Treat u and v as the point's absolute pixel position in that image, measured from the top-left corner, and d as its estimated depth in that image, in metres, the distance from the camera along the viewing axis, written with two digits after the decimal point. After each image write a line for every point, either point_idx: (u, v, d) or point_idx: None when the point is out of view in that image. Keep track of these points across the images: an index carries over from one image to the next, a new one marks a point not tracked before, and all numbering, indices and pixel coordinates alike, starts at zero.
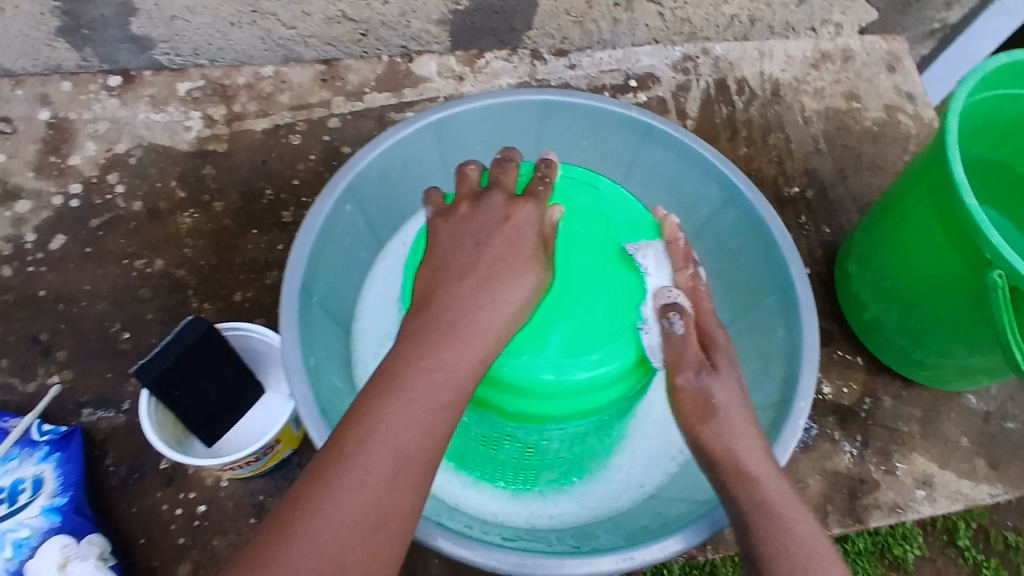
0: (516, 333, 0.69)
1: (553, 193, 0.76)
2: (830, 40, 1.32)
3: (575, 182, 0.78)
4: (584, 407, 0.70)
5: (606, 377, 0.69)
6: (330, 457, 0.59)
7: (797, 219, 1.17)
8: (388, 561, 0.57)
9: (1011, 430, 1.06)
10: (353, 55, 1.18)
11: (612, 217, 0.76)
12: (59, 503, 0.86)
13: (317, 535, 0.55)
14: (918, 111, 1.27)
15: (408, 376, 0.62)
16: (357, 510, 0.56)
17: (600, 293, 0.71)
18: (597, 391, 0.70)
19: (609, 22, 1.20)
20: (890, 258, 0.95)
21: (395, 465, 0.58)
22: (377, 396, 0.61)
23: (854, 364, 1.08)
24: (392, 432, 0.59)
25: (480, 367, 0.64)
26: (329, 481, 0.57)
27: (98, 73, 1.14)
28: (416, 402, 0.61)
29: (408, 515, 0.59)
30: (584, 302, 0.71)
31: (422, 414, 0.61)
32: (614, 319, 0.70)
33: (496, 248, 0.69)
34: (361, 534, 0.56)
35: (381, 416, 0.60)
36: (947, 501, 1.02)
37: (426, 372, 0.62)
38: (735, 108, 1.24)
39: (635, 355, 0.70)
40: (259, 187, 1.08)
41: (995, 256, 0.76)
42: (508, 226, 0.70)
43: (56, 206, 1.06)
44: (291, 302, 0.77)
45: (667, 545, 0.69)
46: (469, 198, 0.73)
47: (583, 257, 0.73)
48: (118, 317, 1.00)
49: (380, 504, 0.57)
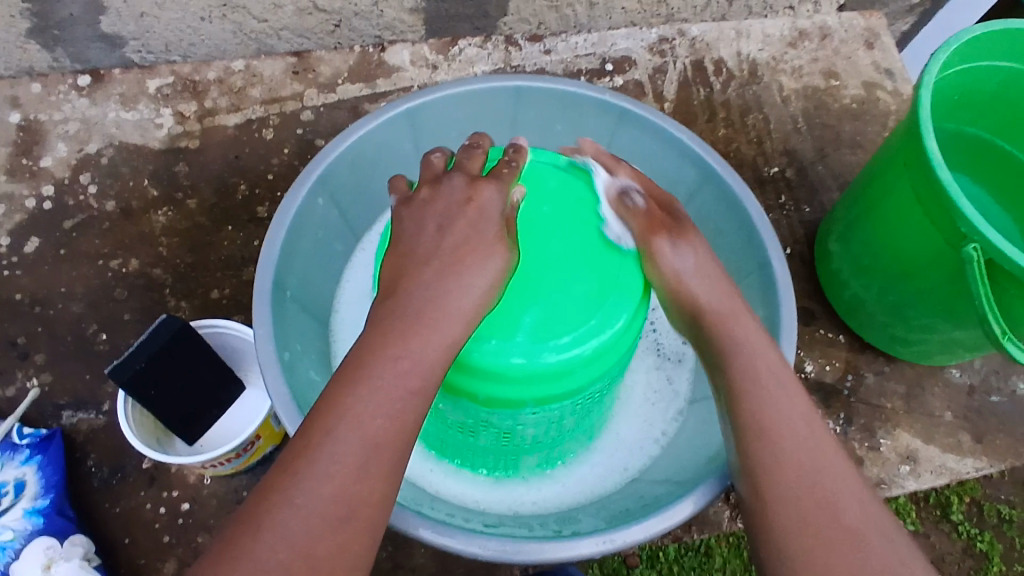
0: (488, 319, 0.68)
1: (523, 179, 0.75)
2: (807, 18, 1.31)
3: (546, 167, 0.77)
4: (559, 392, 0.70)
5: (581, 360, 0.69)
6: (298, 449, 0.58)
7: (777, 199, 1.16)
8: (359, 551, 0.57)
9: (995, 404, 1.06)
10: (326, 46, 1.16)
11: (585, 204, 0.75)
12: (41, 505, 0.86)
13: (286, 527, 0.55)
14: (897, 88, 1.26)
15: (376, 364, 0.61)
16: (326, 500, 0.56)
17: (571, 276, 0.70)
18: (572, 375, 0.69)
19: (583, 6, 1.19)
20: (869, 234, 0.95)
21: (363, 454, 0.58)
22: (344, 385, 0.60)
23: (837, 342, 1.08)
24: (360, 420, 0.59)
25: (449, 354, 0.63)
26: (297, 473, 0.57)
27: (67, 72, 1.13)
28: (384, 390, 0.60)
29: (379, 505, 0.58)
30: (555, 287, 0.70)
31: (391, 402, 0.60)
32: (588, 302, 0.70)
33: (459, 232, 0.68)
34: (331, 524, 0.56)
35: (349, 405, 0.59)
36: (933, 476, 1.02)
37: (394, 360, 0.61)
38: (713, 89, 1.23)
39: (609, 338, 0.70)
40: (234, 183, 1.07)
41: (970, 229, 0.76)
42: (471, 208, 0.70)
43: (29, 209, 1.05)
44: (263, 297, 0.77)
45: (648, 525, 0.69)
46: (433, 184, 0.72)
47: (554, 242, 0.72)
48: (94, 318, 0.99)
49: (349, 494, 0.57)
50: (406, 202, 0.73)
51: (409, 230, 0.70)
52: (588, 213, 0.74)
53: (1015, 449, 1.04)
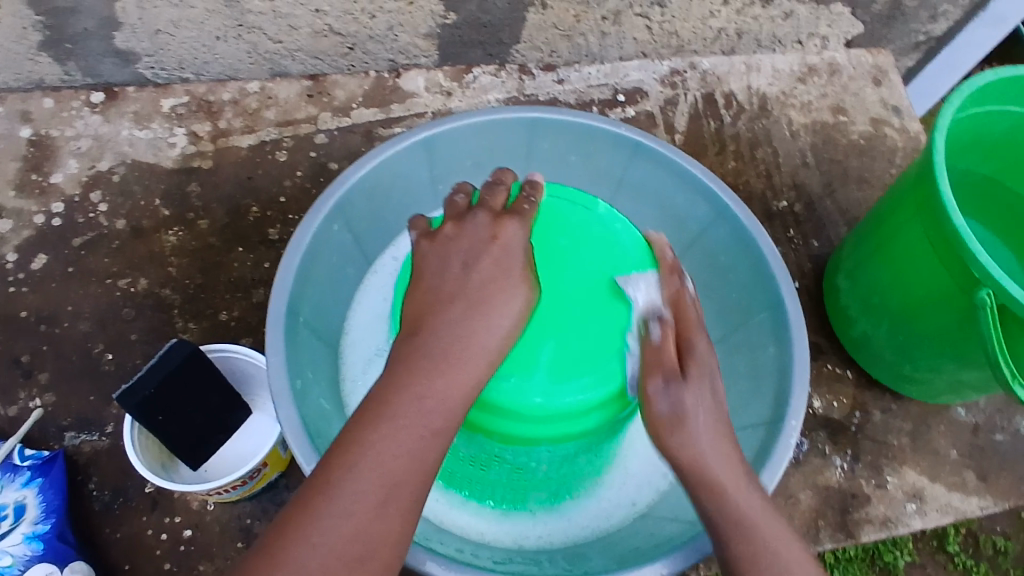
0: (506, 356, 0.68)
1: (538, 216, 0.75)
2: (816, 53, 1.32)
3: (558, 204, 0.76)
4: (575, 431, 0.69)
5: (599, 399, 0.68)
6: (317, 486, 0.57)
7: (786, 232, 1.17)
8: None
9: (1000, 443, 1.06)
10: (341, 69, 1.17)
11: (602, 239, 0.74)
12: (41, 530, 0.84)
13: (303, 565, 0.54)
14: (904, 125, 1.27)
15: (398, 399, 0.61)
16: (344, 538, 0.56)
17: (588, 313, 0.70)
18: (588, 414, 0.69)
19: (596, 36, 1.20)
20: (879, 273, 0.95)
21: (381, 493, 0.57)
22: (365, 422, 0.60)
23: (844, 378, 1.08)
24: (379, 457, 0.58)
25: (469, 391, 0.63)
26: (314, 511, 0.56)
27: (81, 88, 1.13)
28: (405, 427, 0.60)
29: (397, 543, 0.58)
30: (571, 324, 0.69)
31: (411, 440, 0.60)
32: (606, 343, 0.69)
33: (490, 267, 0.68)
34: (348, 564, 0.55)
35: (369, 442, 0.59)
36: (938, 516, 1.02)
37: (415, 397, 0.61)
38: (723, 122, 1.24)
39: (627, 378, 0.69)
40: (245, 205, 1.07)
41: (982, 274, 0.77)
42: (496, 246, 0.69)
43: (38, 225, 1.04)
44: (277, 325, 0.76)
45: (661, 565, 0.69)
46: (459, 219, 0.72)
47: (569, 277, 0.71)
48: (101, 338, 0.99)
49: (367, 533, 0.56)
50: (424, 235, 0.73)
51: (427, 261, 0.70)
52: (602, 251, 0.73)
53: (1019, 488, 1.04)
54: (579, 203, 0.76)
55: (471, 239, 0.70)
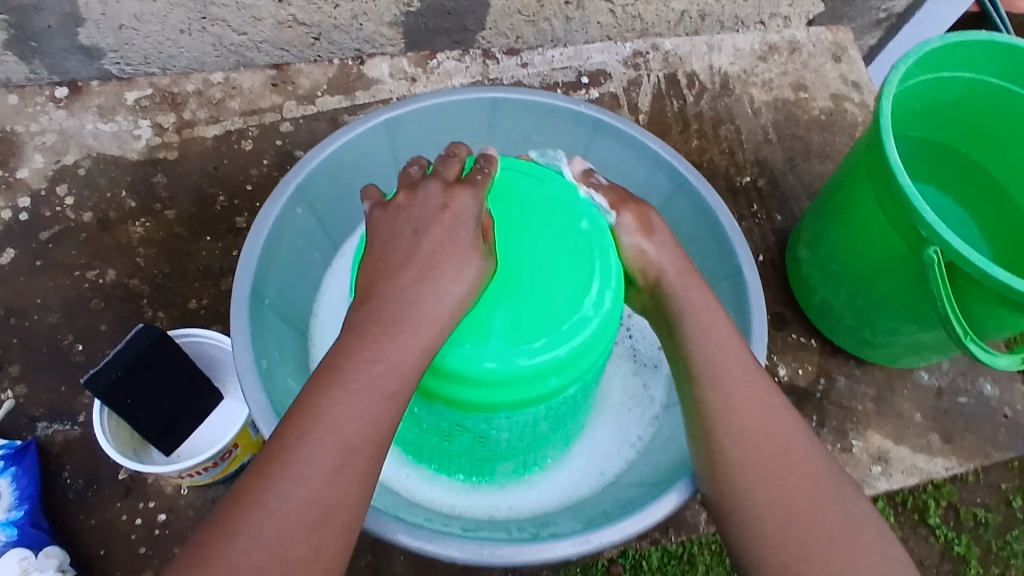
0: (460, 323, 0.69)
1: (493, 188, 0.76)
2: (777, 32, 1.34)
3: (513, 176, 0.77)
4: (531, 396, 0.71)
5: (552, 364, 0.70)
6: (274, 453, 0.59)
7: (750, 207, 1.19)
8: (332, 552, 0.58)
9: (962, 405, 1.09)
10: (306, 59, 1.18)
11: (555, 211, 0.75)
12: (15, 517, 0.85)
13: (261, 528, 0.56)
14: (864, 99, 1.30)
15: (351, 367, 0.62)
16: (302, 502, 0.57)
17: (541, 281, 0.71)
18: (545, 379, 0.71)
19: (560, 21, 1.22)
20: (834, 239, 0.98)
21: (339, 457, 0.59)
22: (322, 389, 0.61)
23: (809, 346, 1.10)
24: (335, 422, 0.59)
25: (424, 356, 0.64)
26: (274, 477, 0.57)
27: (45, 84, 1.13)
28: (359, 393, 0.61)
29: (356, 506, 0.59)
30: (525, 292, 0.71)
31: (366, 405, 0.61)
32: (560, 308, 0.71)
33: (437, 236, 0.68)
34: (306, 526, 0.57)
35: (325, 407, 0.60)
36: (904, 476, 1.05)
37: (369, 363, 0.62)
38: (687, 101, 1.26)
39: (582, 344, 0.71)
40: (212, 195, 1.07)
41: (930, 233, 0.79)
42: (447, 214, 0.69)
43: (5, 220, 1.04)
44: (241, 304, 0.77)
45: (624, 526, 0.71)
46: (410, 188, 0.73)
47: (525, 247, 0.73)
48: (70, 330, 0.99)
49: (324, 496, 0.58)
50: (381, 208, 0.73)
51: (384, 233, 0.71)
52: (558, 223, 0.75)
53: (983, 449, 1.08)
54: (532, 176, 0.78)
55: (422, 205, 0.71)
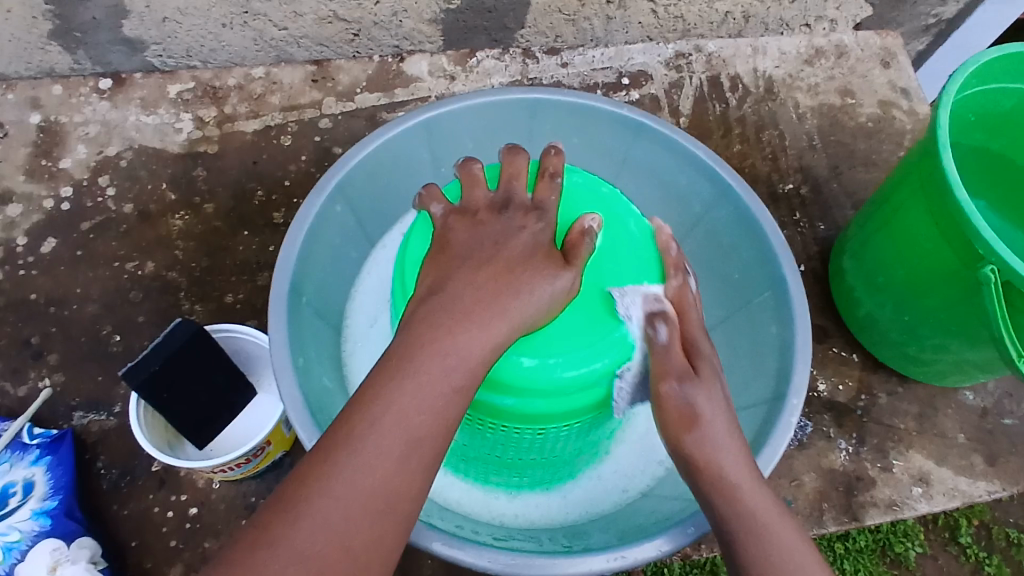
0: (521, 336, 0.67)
1: (566, 200, 0.76)
2: (824, 36, 1.31)
3: (590, 189, 0.77)
4: (554, 410, 0.69)
5: (549, 385, 0.68)
6: (335, 439, 0.58)
7: (792, 215, 1.16)
8: (387, 540, 0.57)
9: (1008, 427, 1.05)
10: (345, 55, 1.17)
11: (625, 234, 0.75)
12: (49, 506, 0.86)
13: (321, 513, 0.55)
14: (913, 107, 1.26)
15: (418, 353, 0.61)
16: (362, 489, 0.56)
17: (595, 306, 0.70)
18: (574, 396, 0.69)
19: (602, 20, 1.20)
20: (882, 253, 0.95)
21: (377, 478, 0.57)
22: (358, 407, 0.59)
23: (850, 360, 1.07)
24: (404, 414, 0.58)
25: (495, 350, 0.63)
26: (308, 496, 0.56)
27: (90, 76, 1.14)
28: (422, 382, 0.59)
29: (411, 496, 0.58)
30: (579, 314, 0.69)
31: (431, 394, 0.60)
32: (601, 333, 0.69)
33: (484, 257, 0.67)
34: (370, 515, 0.56)
35: (392, 397, 0.59)
36: (946, 499, 1.01)
37: (434, 353, 0.61)
38: (729, 105, 1.23)
39: (583, 373, 0.68)
40: (251, 189, 1.08)
41: (987, 250, 0.76)
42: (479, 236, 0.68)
43: (47, 210, 1.06)
44: (279, 303, 0.77)
45: (659, 543, 0.69)
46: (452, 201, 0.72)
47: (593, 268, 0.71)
48: (109, 320, 1.00)
49: (387, 484, 0.57)
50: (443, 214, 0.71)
51: (442, 238, 0.70)
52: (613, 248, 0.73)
53: None
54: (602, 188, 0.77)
55: (497, 222, 0.70)
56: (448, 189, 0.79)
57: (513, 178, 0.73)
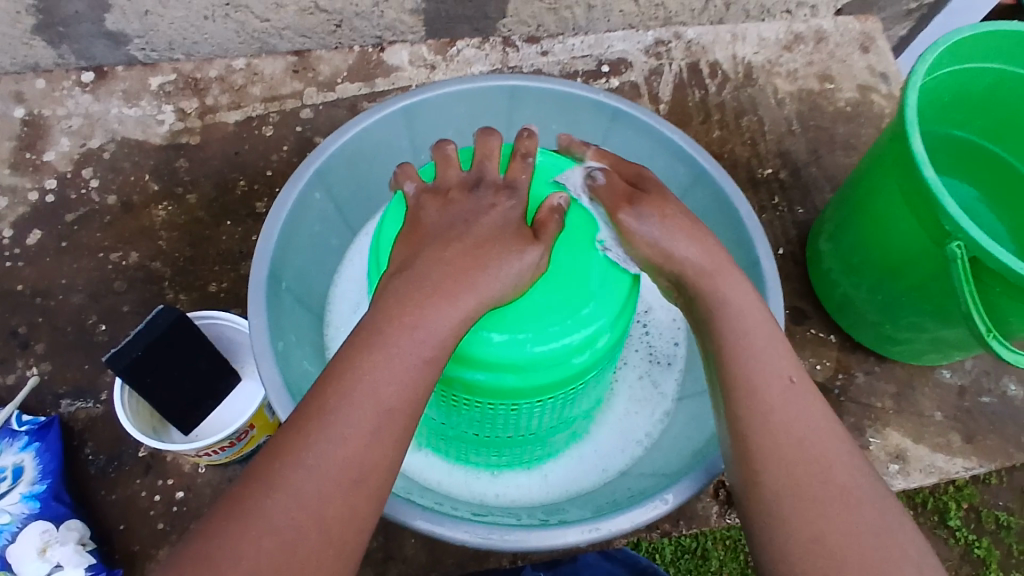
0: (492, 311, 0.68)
1: (538, 179, 0.76)
2: (804, 22, 1.32)
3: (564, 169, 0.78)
4: (527, 385, 0.71)
5: (522, 361, 0.69)
6: (309, 414, 0.59)
7: (771, 199, 1.17)
8: (364, 513, 0.58)
9: (985, 405, 1.07)
10: (327, 46, 1.18)
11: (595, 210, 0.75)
12: (38, 490, 0.87)
13: (297, 485, 0.56)
14: (891, 91, 1.27)
15: (390, 331, 0.62)
16: (337, 462, 0.57)
17: (566, 282, 0.71)
18: (547, 372, 0.70)
19: (582, 8, 1.20)
20: (856, 233, 0.96)
21: (349, 452, 0.58)
22: (332, 384, 0.60)
23: (828, 341, 1.09)
24: (378, 390, 0.60)
25: (466, 327, 0.64)
26: (281, 470, 0.57)
27: (72, 69, 1.14)
28: (395, 358, 0.61)
29: (387, 470, 0.60)
30: (550, 290, 0.70)
31: (403, 370, 0.61)
32: (573, 309, 0.70)
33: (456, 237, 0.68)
34: (343, 488, 0.57)
35: (365, 373, 0.60)
36: (922, 476, 1.03)
37: (406, 330, 0.62)
38: (708, 91, 1.24)
39: (556, 350, 0.69)
40: (233, 179, 1.09)
41: (954, 227, 0.77)
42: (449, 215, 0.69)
43: (32, 202, 1.07)
44: (258, 287, 0.78)
45: (633, 515, 0.70)
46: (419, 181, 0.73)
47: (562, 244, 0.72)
48: (94, 310, 1.01)
49: (361, 457, 0.58)
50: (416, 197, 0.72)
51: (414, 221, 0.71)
52: (582, 223, 0.73)
53: (1004, 449, 1.05)
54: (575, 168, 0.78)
55: (473, 202, 0.71)
56: (426, 170, 0.80)
57: (483, 159, 0.74)
